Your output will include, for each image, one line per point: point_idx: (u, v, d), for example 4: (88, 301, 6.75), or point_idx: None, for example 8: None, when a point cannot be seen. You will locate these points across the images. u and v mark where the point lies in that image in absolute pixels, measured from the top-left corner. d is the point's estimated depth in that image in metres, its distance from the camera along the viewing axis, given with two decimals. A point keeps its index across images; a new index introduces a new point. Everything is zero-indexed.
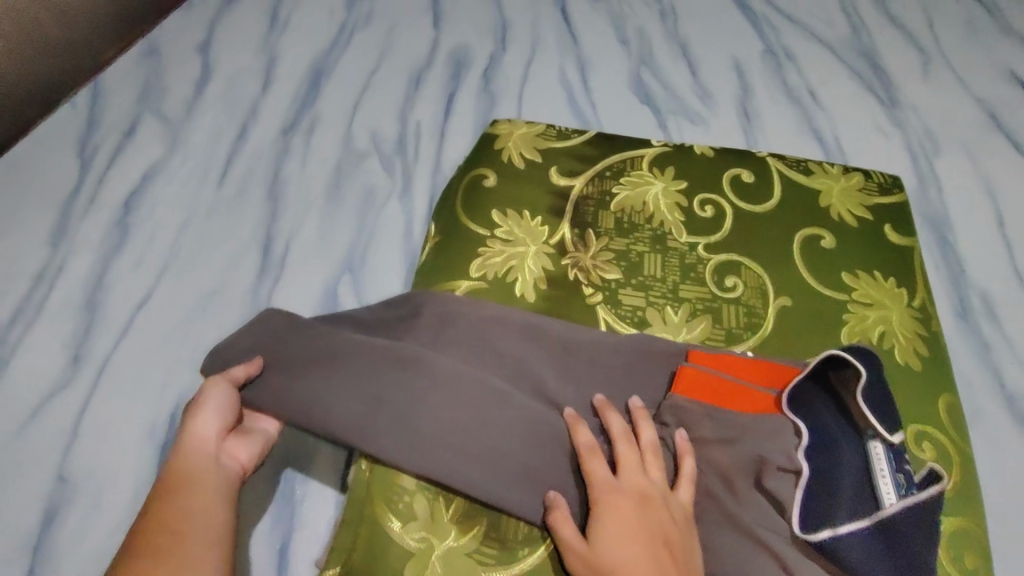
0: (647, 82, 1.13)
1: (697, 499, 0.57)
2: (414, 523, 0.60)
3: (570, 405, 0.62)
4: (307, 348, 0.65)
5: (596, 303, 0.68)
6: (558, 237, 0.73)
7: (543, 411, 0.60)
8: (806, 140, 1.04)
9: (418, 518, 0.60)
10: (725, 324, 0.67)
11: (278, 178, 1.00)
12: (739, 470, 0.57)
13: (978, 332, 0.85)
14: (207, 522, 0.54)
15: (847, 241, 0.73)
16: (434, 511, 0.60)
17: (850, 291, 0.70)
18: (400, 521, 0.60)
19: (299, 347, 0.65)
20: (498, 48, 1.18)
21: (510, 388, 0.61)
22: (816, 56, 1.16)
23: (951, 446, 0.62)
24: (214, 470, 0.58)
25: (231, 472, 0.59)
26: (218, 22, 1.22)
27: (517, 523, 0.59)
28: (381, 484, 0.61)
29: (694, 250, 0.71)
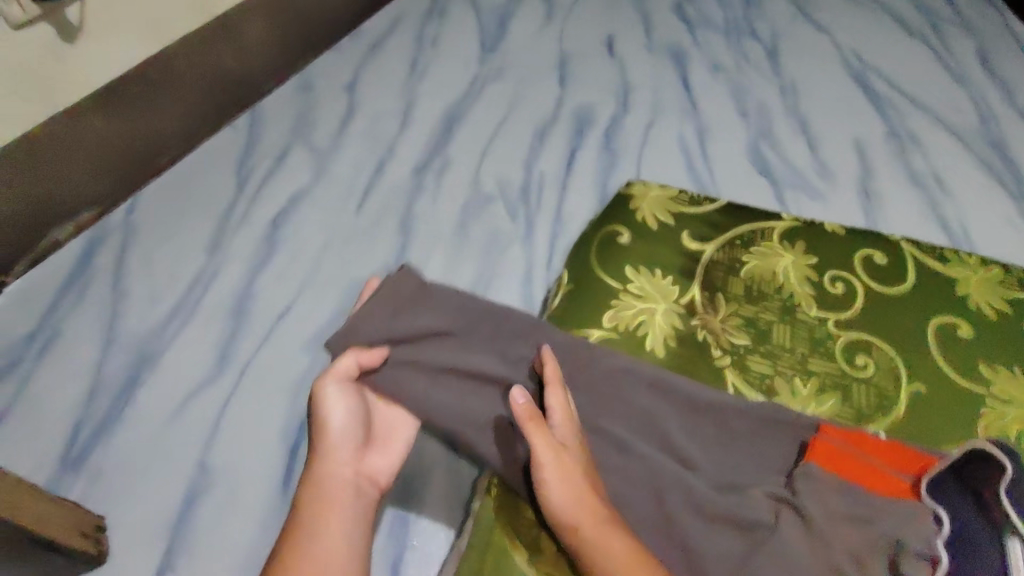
0: (765, 154, 1.16)
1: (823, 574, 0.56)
2: (537, 557, 0.65)
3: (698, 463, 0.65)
4: (446, 356, 0.72)
5: (723, 367, 0.70)
6: (688, 298, 0.75)
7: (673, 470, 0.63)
8: (930, 225, 1.03)
9: (543, 552, 0.66)
10: (854, 403, 0.67)
11: (409, 213, 1.08)
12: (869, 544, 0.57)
13: None
14: (336, 538, 0.63)
15: (984, 333, 0.72)
16: (558, 548, 0.66)
17: (987, 384, 0.69)
18: (524, 553, 0.66)
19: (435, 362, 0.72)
20: (620, 110, 1.24)
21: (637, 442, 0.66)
22: (941, 142, 1.16)
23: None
24: (343, 485, 0.67)
25: (361, 487, 0.68)
26: (364, 66, 1.34)
27: None
28: (506, 516, 0.68)
29: (823, 324, 0.72)
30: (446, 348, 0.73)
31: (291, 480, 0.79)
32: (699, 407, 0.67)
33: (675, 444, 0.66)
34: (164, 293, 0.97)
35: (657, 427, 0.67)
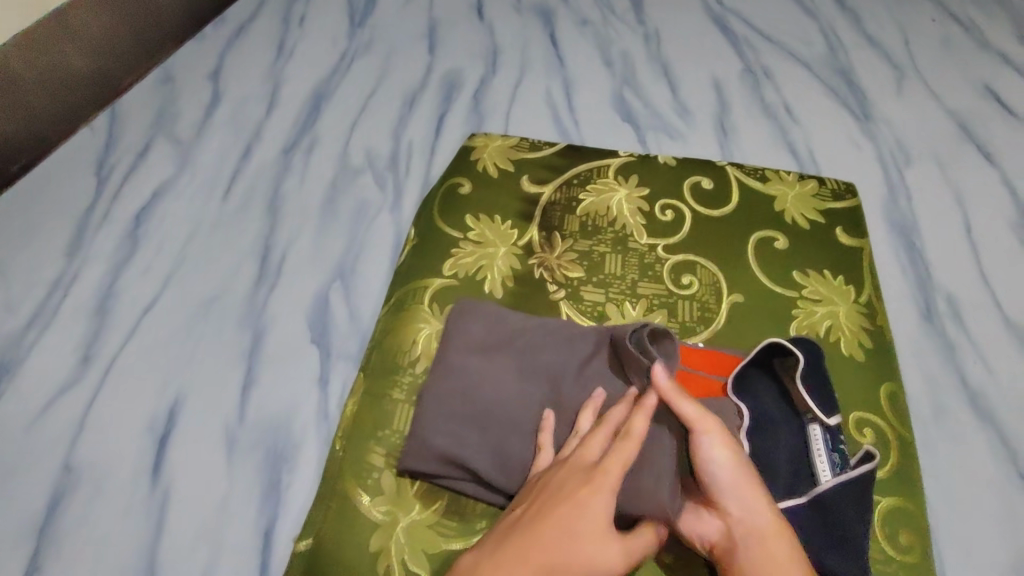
0: (628, 101, 1.19)
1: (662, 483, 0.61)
2: (380, 497, 0.68)
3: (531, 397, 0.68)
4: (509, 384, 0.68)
5: (559, 299, 0.75)
6: (526, 239, 0.80)
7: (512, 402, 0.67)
8: (781, 152, 1.09)
9: (385, 493, 0.68)
10: (679, 317, 0.73)
11: (278, 193, 1.07)
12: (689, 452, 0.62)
13: (943, 332, 0.87)
14: None
15: (799, 242, 0.79)
16: (400, 488, 0.69)
17: (800, 288, 0.75)
18: (369, 495, 0.68)
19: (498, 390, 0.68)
20: (488, 71, 1.25)
21: (485, 389, 0.68)
22: (792, 74, 1.21)
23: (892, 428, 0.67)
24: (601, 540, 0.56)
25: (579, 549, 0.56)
26: (228, 51, 1.31)
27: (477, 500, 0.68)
28: (352, 461, 0.70)
29: (653, 250, 0.78)
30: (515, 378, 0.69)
31: (161, 468, 0.79)
32: (541, 347, 0.70)
33: (528, 391, 0.68)
34: (22, 301, 0.94)
35: (500, 371, 0.69)
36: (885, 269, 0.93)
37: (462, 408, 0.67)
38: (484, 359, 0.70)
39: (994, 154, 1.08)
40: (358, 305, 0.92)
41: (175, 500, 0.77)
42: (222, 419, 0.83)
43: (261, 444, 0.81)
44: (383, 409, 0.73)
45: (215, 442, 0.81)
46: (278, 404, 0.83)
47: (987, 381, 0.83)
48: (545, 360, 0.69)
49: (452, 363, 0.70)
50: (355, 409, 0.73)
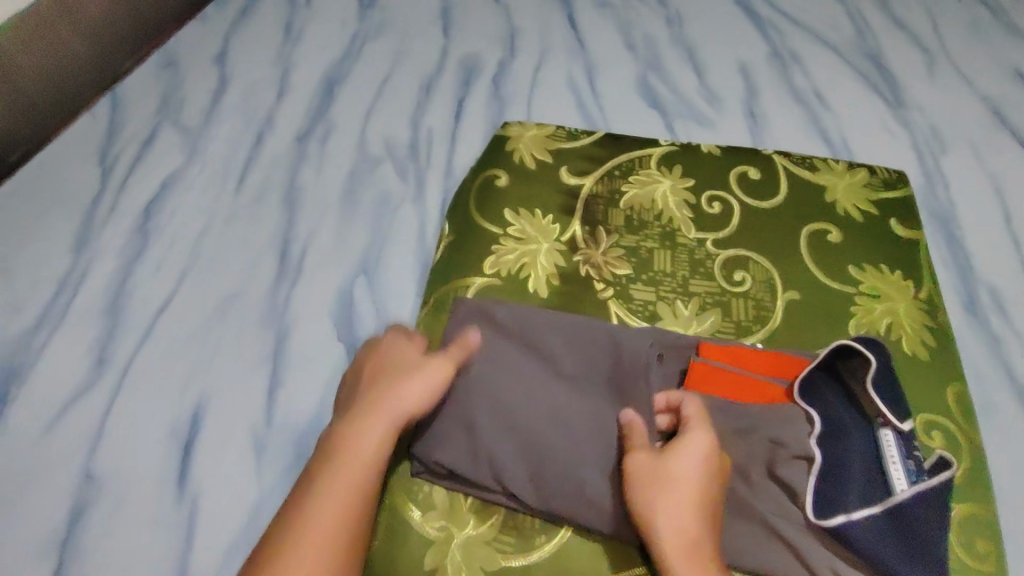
0: (654, 86, 1.15)
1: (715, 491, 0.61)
2: (433, 511, 0.66)
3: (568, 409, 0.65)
4: (548, 399, 0.66)
5: (607, 298, 0.72)
6: (570, 234, 0.77)
7: (556, 414, 0.65)
8: (813, 140, 1.06)
9: (437, 507, 0.66)
10: (734, 317, 0.70)
11: (294, 184, 1.02)
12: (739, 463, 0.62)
13: (988, 326, 0.84)
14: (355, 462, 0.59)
15: (853, 235, 0.76)
16: (453, 502, 0.66)
17: (856, 284, 0.72)
18: (420, 509, 0.66)
19: (536, 405, 0.66)
20: (507, 55, 1.21)
21: (517, 403, 0.66)
22: (820, 58, 1.18)
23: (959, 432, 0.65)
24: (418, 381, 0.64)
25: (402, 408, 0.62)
26: (234, 34, 1.25)
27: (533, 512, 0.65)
28: (400, 478, 0.67)
29: (703, 246, 0.75)
30: (551, 392, 0.66)
31: (187, 477, 0.76)
32: (564, 357, 0.68)
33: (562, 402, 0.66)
34: (30, 300, 0.90)
35: (527, 383, 0.67)
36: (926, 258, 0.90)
37: (494, 421, 0.65)
38: (511, 372, 0.68)
39: None
40: (385, 303, 0.89)
41: (202, 511, 0.73)
42: (249, 424, 0.79)
43: (290, 450, 0.77)
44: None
45: (242, 446, 0.77)
46: (308, 408, 0.80)
47: None
48: (570, 373, 0.68)
49: (483, 367, 0.68)
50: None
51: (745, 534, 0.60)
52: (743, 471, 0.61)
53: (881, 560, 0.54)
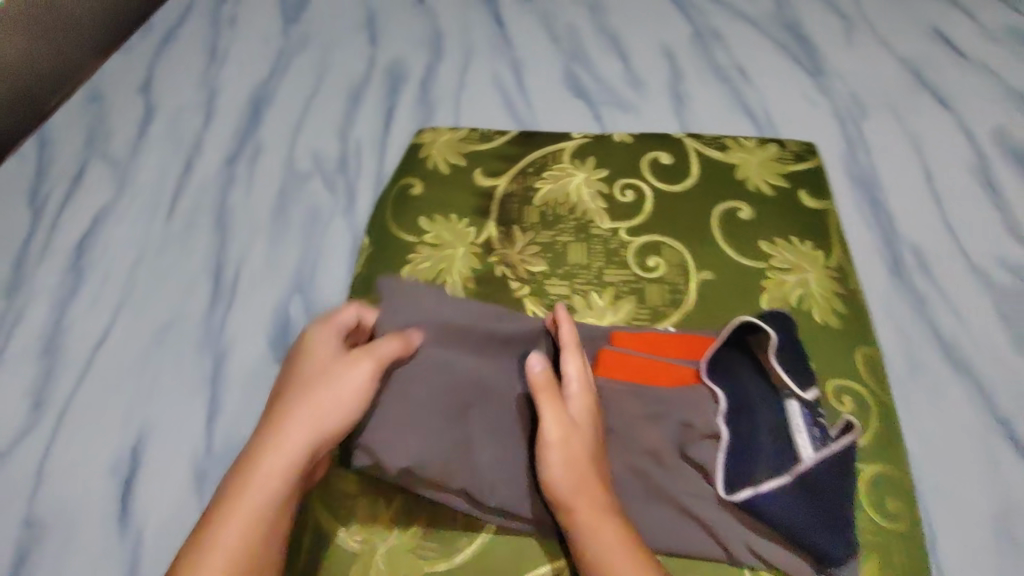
0: (580, 77, 1.16)
1: (628, 477, 0.63)
2: (355, 525, 0.70)
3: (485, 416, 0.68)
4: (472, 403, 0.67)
5: (522, 296, 0.73)
6: (485, 236, 0.78)
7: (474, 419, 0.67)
8: (736, 118, 1.08)
9: (360, 521, 0.70)
10: (649, 303, 0.71)
11: (225, 207, 1.02)
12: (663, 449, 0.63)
13: (912, 286, 0.86)
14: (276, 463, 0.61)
15: (764, 210, 0.78)
16: (375, 513, 0.70)
17: (767, 258, 0.74)
18: (344, 526, 0.70)
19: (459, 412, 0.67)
20: (433, 58, 1.21)
21: (438, 412, 0.66)
22: (742, 34, 1.19)
23: (870, 395, 0.68)
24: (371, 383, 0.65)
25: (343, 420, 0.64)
26: (158, 60, 1.24)
27: (452, 516, 0.69)
28: (326, 494, 0.71)
29: (616, 235, 0.76)
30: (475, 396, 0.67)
31: (129, 513, 0.75)
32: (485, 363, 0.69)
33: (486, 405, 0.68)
34: None
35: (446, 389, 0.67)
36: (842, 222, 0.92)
37: (412, 429, 0.65)
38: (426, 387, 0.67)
39: (948, 99, 1.07)
40: (321, 317, 0.89)
41: (146, 546, 0.73)
42: (189, 451, 0.79)
43: None
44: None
45: (183, 475, 0.77)
46: (247, 429, 0.80)
47: (961, 330, 0.82)
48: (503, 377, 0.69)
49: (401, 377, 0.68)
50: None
51: (666, 519, 0.62)
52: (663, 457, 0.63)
53: (789, 526, 0.57)
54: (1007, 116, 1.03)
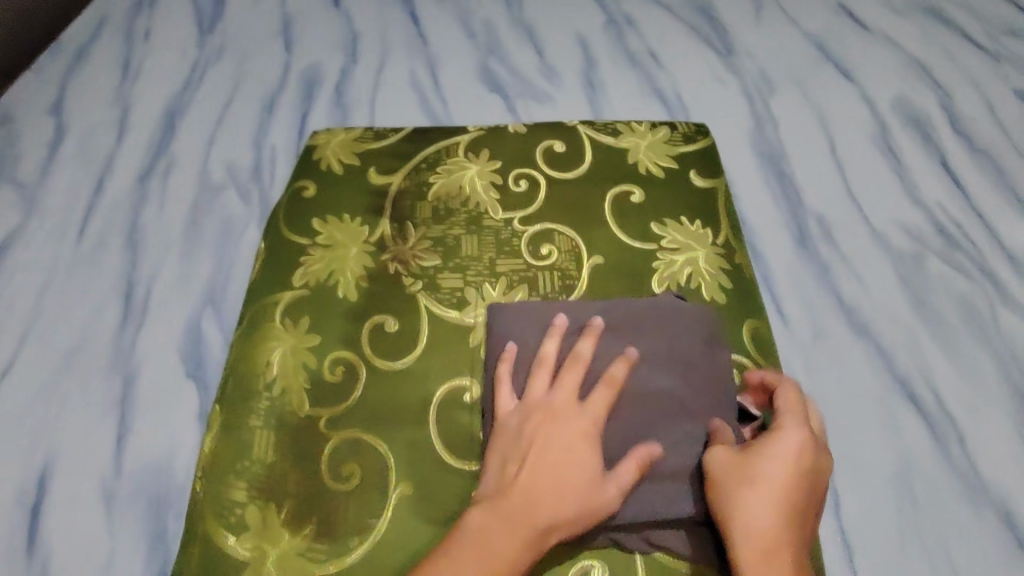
0: (495, 70, 1.16)
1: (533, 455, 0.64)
2: (246, 533, 0.64)
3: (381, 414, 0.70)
4: (369, 398, 0.70)
5: (415, 291, 0.76)
6: (378, 234, 0.81)
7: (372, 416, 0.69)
8: (649, 101, 1.08)
9: (251, 527, 0.65)
10: (541, 289, 0.76)
11: (136, 225, 1.00)
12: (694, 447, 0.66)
13: (817, 255, 0.88)
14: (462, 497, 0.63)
15: (654, 193, 0.83)
16: (266, 518, 0.65)
17: (658, 240, 0.80)
18: (234, 532, 0.65)
19: (358, 407, 0.70)
20: (348, 60, 1.20)
21: (337, 410, 0.70)
22: (654, 19, 1.20)
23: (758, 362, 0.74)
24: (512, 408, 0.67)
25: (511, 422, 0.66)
26: (66, 78, 1.20)
27: (347, 515, 0.65)
28: (212, 502, 0.66)
29: (508, 225, 0.81)
30: (371, 391, 0.71)
31: (36, 544, 0.74)
32: (381, 360, 0.72)
33: (384, 402, 0.70)
34: None
35: (343, 390, 0.71)
36: (734, 195, 0.93)
37: (310, 428, 0.69)
38: (327, 387, 0.71)
39: (851, 71, 1.09)
40: (233, 329, 0.88)
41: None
42: (97, 475, 0.78)
43: (143, 495, 0.76)
44: (242, 438, 0.69)
45: (91, 501, 0.76)
46: (159, 448, 0.79)
47: (863, 296, 0.84)
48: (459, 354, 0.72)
49: (302, 378, 0.72)
50: (212, 446, 0.69)
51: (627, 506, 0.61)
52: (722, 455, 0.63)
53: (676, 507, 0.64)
54: (906, 84, 1.06)
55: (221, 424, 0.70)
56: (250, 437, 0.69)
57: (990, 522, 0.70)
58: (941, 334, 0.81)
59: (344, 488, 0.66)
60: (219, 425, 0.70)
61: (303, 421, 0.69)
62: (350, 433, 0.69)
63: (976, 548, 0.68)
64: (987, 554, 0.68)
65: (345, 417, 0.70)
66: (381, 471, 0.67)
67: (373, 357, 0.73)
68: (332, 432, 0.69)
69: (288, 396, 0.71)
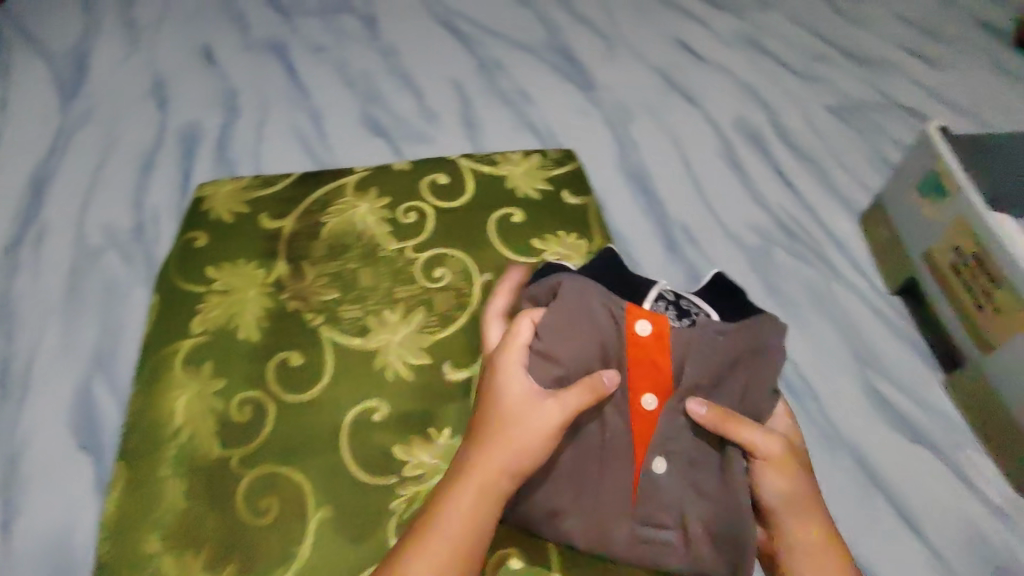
0: (378, 116, 1.21)
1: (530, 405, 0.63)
2: None
3: (294, 446, 0.71)
4: (280, 431, 0.71)
5: (317, 324, 0.78)
6: (274, 275, 0.83)
7: (287, 450, 0.70)
8: (523, 135, 1.18)
9: None
10: (438, 310, 0.80)
11: (7, 298, 0.94)
12: (646, 537, 0.63)
13: (683, 257, 0.99)
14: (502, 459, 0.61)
15: (532, 213, 0.91)
16: (182, 565, 0.64)
17: (541, 254, 0.87)
18: None
19: (268, 445, 0.71)
20: (229, 116, 1.21)
21: (249, 446, 0.70)
22: (520, 61, 1.31)
23: None
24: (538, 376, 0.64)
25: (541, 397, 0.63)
26: None
27: (267, 546, 0.65)
28: (124, 558, 0.65)
29: (402, 254, 0.85)
30: (281, 425, 0.72)
31: None
32: (289, 394, 0.74)
33: (295, 434, 0.71)
34: None
35: (252, 426, 0.72)
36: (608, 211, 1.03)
37: (222, 467, 0.69)
38: (237, 426, 0.72)
39: (694, 97, 1.24)
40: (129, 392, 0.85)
41: None
42: None
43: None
44: (150, 489, 0.68)
45: None
46: (53, 527, 0.75)
47: None
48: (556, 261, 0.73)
49: (210, 420, 0.72)
50: (119, 501, 0.68)
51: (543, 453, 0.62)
52: (610, 509, 0.63)
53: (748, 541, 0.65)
54: (738, 105, 1.23)
55: (128, 477, 0.69)
56: (160, 486, 0.68)
57: (847, 466, 0.80)
58: (790, 313, 0.93)
59: (263, 522, 0.66)
60: (125, 480, 0.69)
61: (216, 462, 0.69)
62: (264, 466, 0.69)
63: (839, 491, 0.78)
64: (849, 495, 0.78)
65: (258, 452, 0.70)
66: (298, 499, 0.68)
67: (280, 393, 0.74)
68: (245, 468, 0.69)
69: (196, 440, 0.71)
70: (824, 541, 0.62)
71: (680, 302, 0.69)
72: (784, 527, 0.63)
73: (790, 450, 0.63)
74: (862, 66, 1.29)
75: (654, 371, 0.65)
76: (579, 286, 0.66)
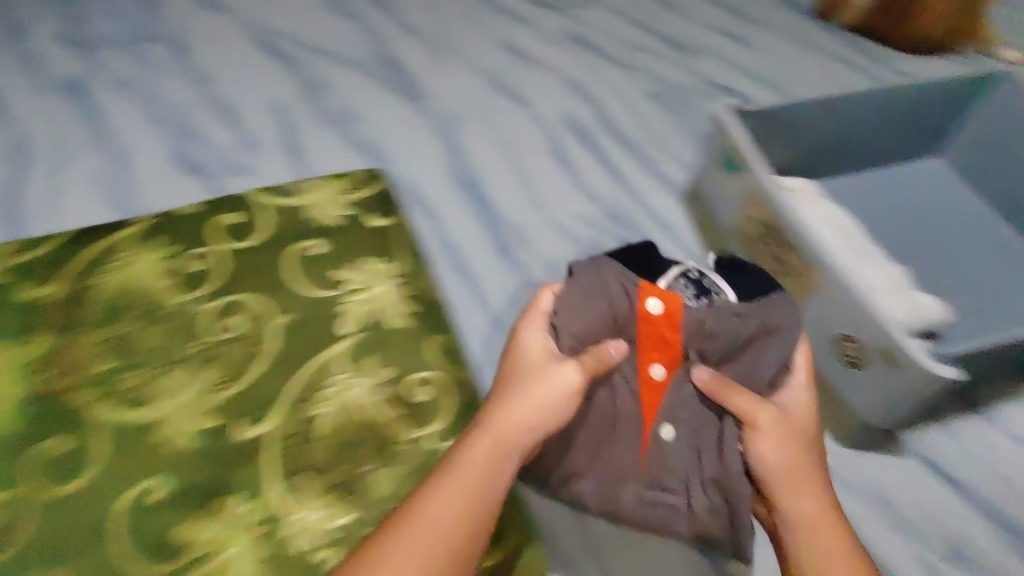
0: (192, 152, 1.13)
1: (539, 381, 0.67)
2: None
3: (68, 538, 0.70)
4: (50, 527, 0.70)
5: (95, 393, 0.79)
6: (44, 347, 0.83)
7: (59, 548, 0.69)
8: (351, 155, 1.13)
9: None
10: (226, 363, 0.83)
11: None
12: (653, 499, 0.68)
13: (516, 260, 0.98)
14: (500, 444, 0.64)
15: (328, 243, 0.96)
16: None
17: (340, 284, 0.92)
18: None
19: (40, 547, 0.69)
20: (15, 170, 1.08)
21: (15, 552, 0.69)
22: (345, 78, 1.26)
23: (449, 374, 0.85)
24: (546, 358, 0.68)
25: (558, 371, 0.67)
26: None
27: None
28: None
29: (188, 307, 0.87)
30: (53, 523, 0.70)
31: None
32: (61, 482, 0.73)
33: (67, 527, 0.70)
34: None
35: (20, 529, 0.70)
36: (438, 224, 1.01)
37: None
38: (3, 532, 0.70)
39: (523, 98, 1.24)
40: None
41: None
42: None
43: None
44: None
45: None
46: None
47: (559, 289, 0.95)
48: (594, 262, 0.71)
49: None
50: None
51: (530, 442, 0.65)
52: (617, 472, 0.69)
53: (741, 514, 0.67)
54: (566, 102, 1.24)
55: None
56: None
57: None
58: None
59: None
60: None
61: None
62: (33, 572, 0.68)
63: None
64: None
65: (26, 550, 0.69)
66: None
67: (48, 485, 0.73)
68: (10, 567, 0.68)
69: None
70: (822, 510, 0.64)
71: (702, 280, 0.69)
72: (782, 501, 0.65)
73: (784, 423, 0.66)
74: (680, 51, 1.34)
75: (662, 344, 0.68)
76: (595, 265, 0.70)
